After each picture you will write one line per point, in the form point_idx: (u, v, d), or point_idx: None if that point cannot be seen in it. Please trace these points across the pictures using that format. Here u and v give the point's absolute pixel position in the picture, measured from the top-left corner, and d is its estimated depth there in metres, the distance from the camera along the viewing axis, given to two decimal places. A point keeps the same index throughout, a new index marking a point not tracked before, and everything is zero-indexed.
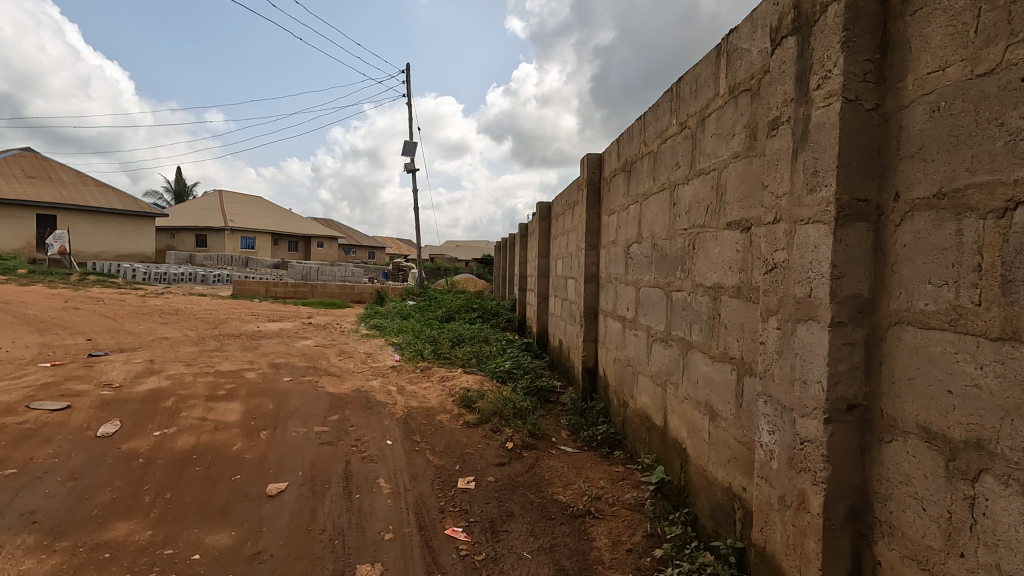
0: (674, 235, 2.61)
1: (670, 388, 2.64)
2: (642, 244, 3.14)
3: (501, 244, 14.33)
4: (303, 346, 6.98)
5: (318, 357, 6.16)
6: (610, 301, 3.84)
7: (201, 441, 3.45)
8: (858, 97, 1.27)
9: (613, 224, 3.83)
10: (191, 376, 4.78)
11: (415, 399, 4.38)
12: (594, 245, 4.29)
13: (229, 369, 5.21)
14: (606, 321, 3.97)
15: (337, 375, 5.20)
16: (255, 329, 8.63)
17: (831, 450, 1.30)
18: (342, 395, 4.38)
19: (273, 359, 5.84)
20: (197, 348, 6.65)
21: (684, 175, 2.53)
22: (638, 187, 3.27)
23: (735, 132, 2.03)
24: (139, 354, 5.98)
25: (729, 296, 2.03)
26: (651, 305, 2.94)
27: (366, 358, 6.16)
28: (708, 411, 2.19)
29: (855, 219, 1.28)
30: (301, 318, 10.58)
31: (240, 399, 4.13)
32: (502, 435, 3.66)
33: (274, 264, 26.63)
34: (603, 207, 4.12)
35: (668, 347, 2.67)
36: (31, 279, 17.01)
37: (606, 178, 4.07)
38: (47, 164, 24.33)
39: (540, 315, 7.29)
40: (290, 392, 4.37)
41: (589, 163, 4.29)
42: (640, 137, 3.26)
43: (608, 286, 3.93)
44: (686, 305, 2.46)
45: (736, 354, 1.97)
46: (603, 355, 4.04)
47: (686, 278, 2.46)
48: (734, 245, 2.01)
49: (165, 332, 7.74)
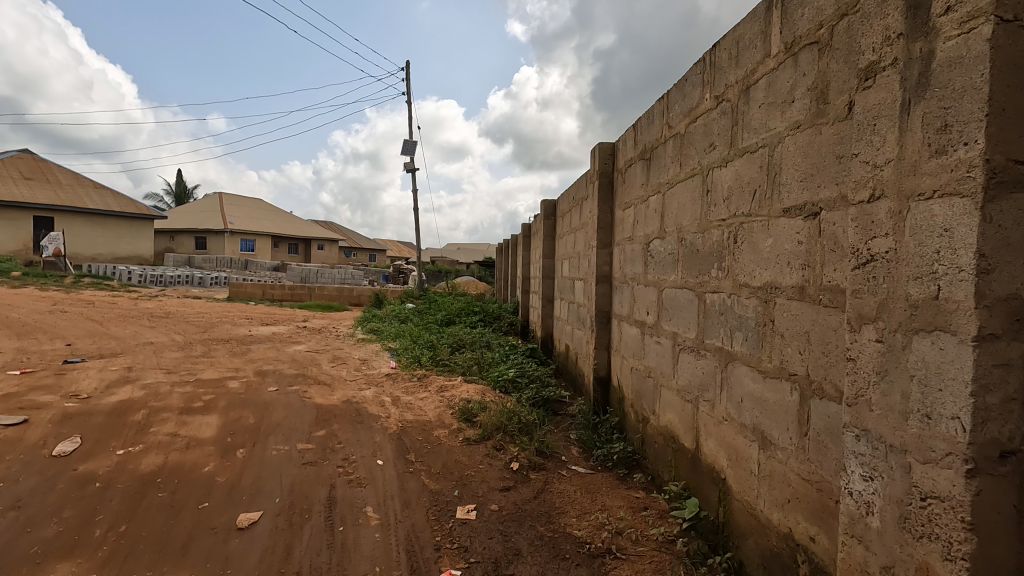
0: (708, 227, 2.24)
1: (702, 406, 2.27)
2: (665, 240, 2.78)
3: (502, 245, 13.96)
4: (295, 352, 6.60)
5: (309, 364, 5.78)
6: (626, 305, 3.47)
7: (168, 462, 3.08)
8: (1018, 17, 0.90)
9: (629, 218, 3.46)
10: (168, 385, 4.40)
11: (411, 411, 4.00)
12: (606, 243, 3.92)
13: (211, 377, 4.84)
14: (621, 326, 3.59)
15: (328, 384, 4.83)
16: (246, 333, 8.25)
17: (977, 514, 0.93)
18: (331, 407, 4.01)
19: (260, 366, 5.45)
20: (182, 354, 6.27)
21: (720, 157, 2.16)
22: (659, 176, 2.91)
23: (794, 98, 1.67)
24: (117, 361, 5.60)
25: (787, 298, 1.66)
26: (678, 309, 2.57)
27: (360, 365, 5.79)
28: (758, 438, 1.82)
29: (1012, 190, 0.91)
30: (296, 322, 10.20)
31: (217, 412, 3.75)
32: (506, 454, 3.28)
33: (273, 267, 26.27)
34: (617, 201, 3.75)
35: (701, 359, 2.30)
36: (23, 281, 16.66)
37: (620, 169, 3.70)
38: (43, 164, 24.03)
39: (545, 319, 6.91)
40: (274, 403, 3.99)
41: (600, 153, 3.93)
42: (662, 119, 2.89)
43: (623, 288, 3.56)
44: (725, 309, 2.08)
45: (798, 370, 1.60)
46: (617, 365, 3.67)
47: (724, 277, 2.09)
48: (795, 237, 1.64)
49: (149, 337, 7.35)
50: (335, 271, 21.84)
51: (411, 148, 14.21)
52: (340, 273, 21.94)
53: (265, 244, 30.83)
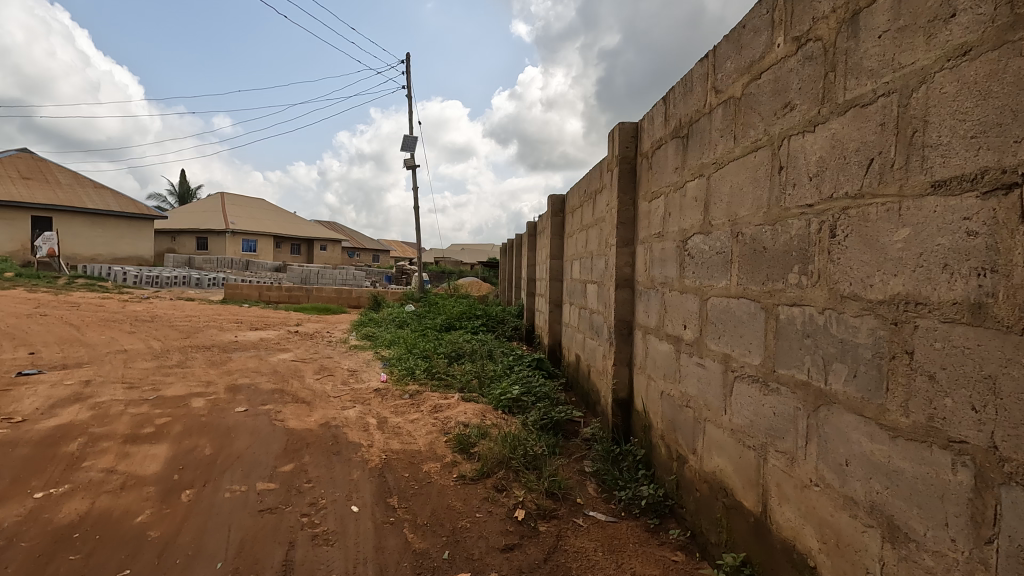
0: (784, 217, 1.66)
1: (772, 459, 1.69)
2: (712, 236, 2.19)
3: (507, 246, 13.41)
4: (279, 361, 6.02)
5: (292, 376, 5.19)
6: (656, 315, 2.88)
7: (93, 511, 2.50)
8: None
9: (659, 211, 2.87)
10: (122, 406, 3.83)
11: (398, 438, 3.42)
12: (628, 241, 3.33)
13: (175, 394, 4.26)
14: (648, 341, 3.00)
15: (307, 401, 4.24)
16: (231, 339, 7.68)
17: None
18: (306, 433, 3.42)
19: (235, 380, 4.88)
20: (154, 365, 5.70)
21: (804, 120, 1.58)
22: (701, 156, 2.32)
23: (954, 12, 1.08)
24: (78, 373, 5.03)
25: (945, 321, 1.07)
26: (733, 325, 1.98)
27: (349, 378, 5.20)
28: (882, 526, 1.23)
29: None
30: (288, 326, 9.62)
31: (168, 440, 3.17)
32: (509, 498, 2.69)
33: (273, 267, 25.76)
34: (642, 191, 3.16)
35: (770, 395, 1.72)
36: (14, 282, 16.20)
37: (646, 152, 3.11)
38: (41, 163, 23.63)
39: (552, 325, 6.31)
40: (238, 429, 3.41)
41: (620, 135, 3.34)
42: (706, 85, 2.30)
43: (651, 296, 2.97)
44: (815, 330, 1.50)
45: (971, 437, 1.01)
46: (642, 386, 3.08)
47: (812, 285, 1.51)
48: (958, 226, 1.05)
49: (124, 345, 6.78)
50: (336, 272, 21.31)
51: (412, 144, 13.61)
52: (341, 273, 21.40)
53: (266, 245, 30.35)
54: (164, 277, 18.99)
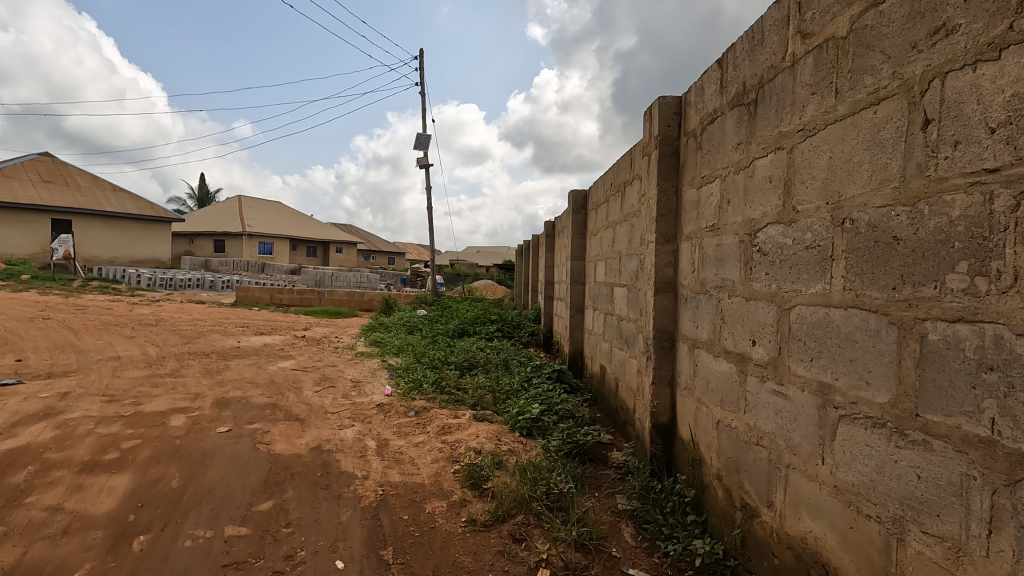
0: (937, 190, 1.14)
1: (915, 543, 1.17)
2: (797, 226, 1.67)
3: (523, 248, 12.92)
4: (278, 370, 5.57)
5: (289, 388, 4.73)
6: (709, 327, 2.36)
7: (23, 563, 2.04)
8: None
9: (713, 198, 2.36)
10: (91, 424, 3.39)
11: (399, 466, 2.94)
12: (669, 237, 2.82)
13: (156, 409, 3.82)
14: (698, 357, 2.48)
15: (301, 419, 3.77)
16: (232, 345, 7.27)
17: None
18: (292, 460, 2.95)
19: (226, 392, 4.44)
20: (144, 374, 5.28)
21: (977, 45, 1.06)
22: (778, 123, 1.81)
23: None
24: (59, 384, 4.63)
25: None
26: (836, 345, 1.47)
27: (351, 390, 4.73)
28: None
29: None
30: (294, 331, 9.21)
31: (131, 470, 2.72)
32: (531, 551, 2.19)
33: (287, 270, 25.56)
34: (689, 177, 2.64)
35: (908, 450, 1.20)
36: (27, 284, 16.08)
37: (694, 130, 2.60)
38: (60, 167, 23.74)
39: (574, 333, 5.80)
40: (214, 454, 2.95)
41: (660, 112, 2.82)
42: (785, 31, 1.79)
43: (702, 302, 2.46)
44: (1007, 362, 0.98)
45: None
46: (689, 411, 2.57)
47: (999, 293, 1.00)
48: None
49: (118, 351, 6.39)
50: (349, 275, 21.00)
51: (425, 143, 13.18)
52: (355, 275, 21.08)
53: (282, 247, 30.24)
54: (178, 279, 18.79)
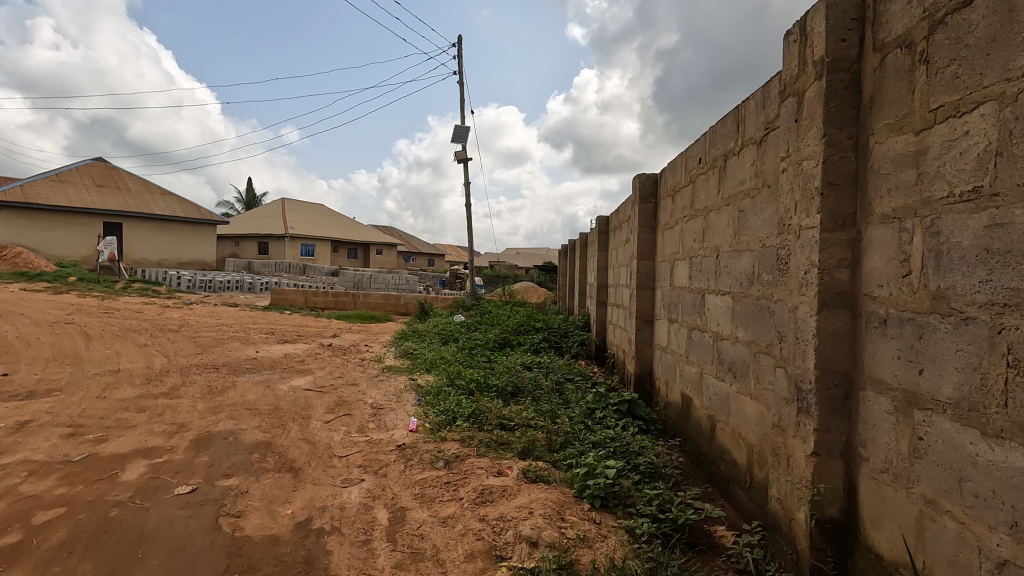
0: None
1: None
2: None
3: (568, 249, 11.90)
4: (289, 391, 4.71)
5: (292, 418, 3.83)
6: (965, 378, 1.30)
7: None
8: None
9: (973, 141, 1.30)
10: (19, 477, 2.56)
11: (418, 566, 1.97)
12: (844, 220, 1.75)
13: (116, 452, 2.97)
14: (925, 427, 1.43)
15: (295, 469, 2.86)
16: (248, 356, 6.51)
17: None
18: (264, 550, 2.03)
19: (214, 424, 3.58)
20: (135, 395, 4.49)
21: None
22: None
23: None
24: (27, 408, 3.88)
25: None
26: None
27: (368, 421, 3.80)
28: None
29: None
30: (322, 339, 8.43)
31: (24, 569, 1.85)
32: None
33: (326, 271, 25.27)
34: (894, 118, 1.57)
35: None
36: (69, 286, 16.09)
37: (908, 32, 1.53)
38: (111, 169, 24.10)
39: (640, 349, 4.73)
40: (156, 539, 2.05)
41: (828, 19, 1.76)
42: None
43: (935, 329, 1.40)
44: None
45: None
46: (899, 514, 1.52)
47: None
48: None
49: (120, 363, 5.68)
50: (387, 277, 20.41)
51: (463, 135, 12.31)
52: (392, 277, 20.51)
53: (322, 248, 30.13)
54: (218, 280, 18.62)
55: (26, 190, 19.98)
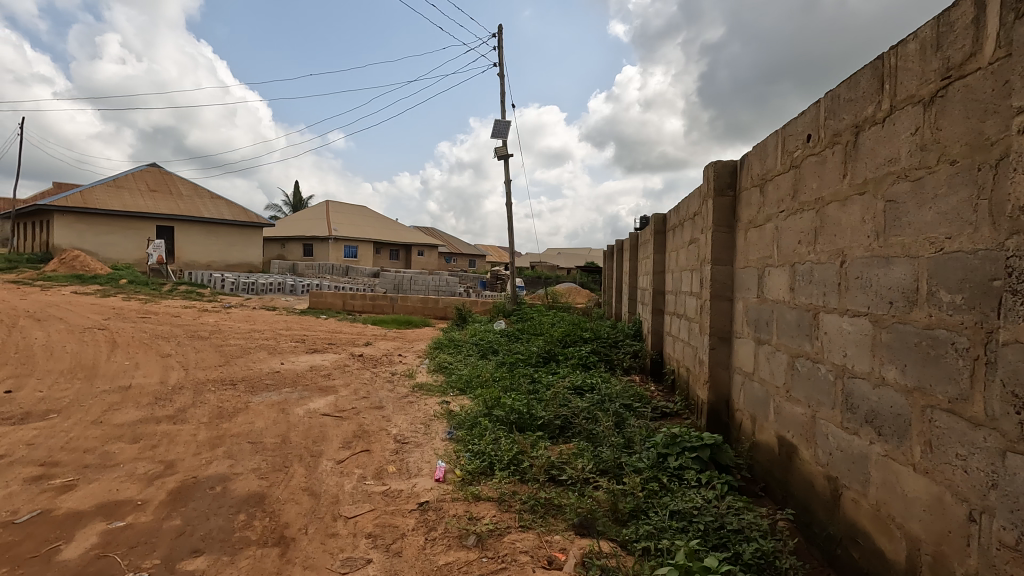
0: None
1: None
2: None
3: (615, 249, 11.05)
4: (304, 416, 4.11)
5: (299, 457, 3.20)
6: None
7: None
8: None
9: None
10: None
11: None
12: None
13: (74, 509, 2.40)
14: None
15: (286, 541, 2.21)
16: (271, 369, 6.01)
17: None
18: None
19: (206, 465, 3.00)
20: (134, 419, 3.98)
21: None
22: None
23: None
24: (8, 437, 3.40)
25: None
26: None
27: (387, 462, 3.14)
28: None
29: None
30: (353, 347, 7.90)
31: None
32: None
33: (368, 273, 25.16)
34: None
35: None
36: (118, 288, 16.36)
37: None
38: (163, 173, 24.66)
39: (715, 372, 3.91)
40: None
41: None
42: None
43: None
44: None
45: None
46: None
47: None
48: None
49: (133, 378, 5.24)
50: (426, 279, 19.98)
51: (504, 130, 11.63)
52: (433, 279, 20.08)
53: (363, 250, 30.15)
54: (260, 283, 18.58)
55: (84, 195, 20.58)
